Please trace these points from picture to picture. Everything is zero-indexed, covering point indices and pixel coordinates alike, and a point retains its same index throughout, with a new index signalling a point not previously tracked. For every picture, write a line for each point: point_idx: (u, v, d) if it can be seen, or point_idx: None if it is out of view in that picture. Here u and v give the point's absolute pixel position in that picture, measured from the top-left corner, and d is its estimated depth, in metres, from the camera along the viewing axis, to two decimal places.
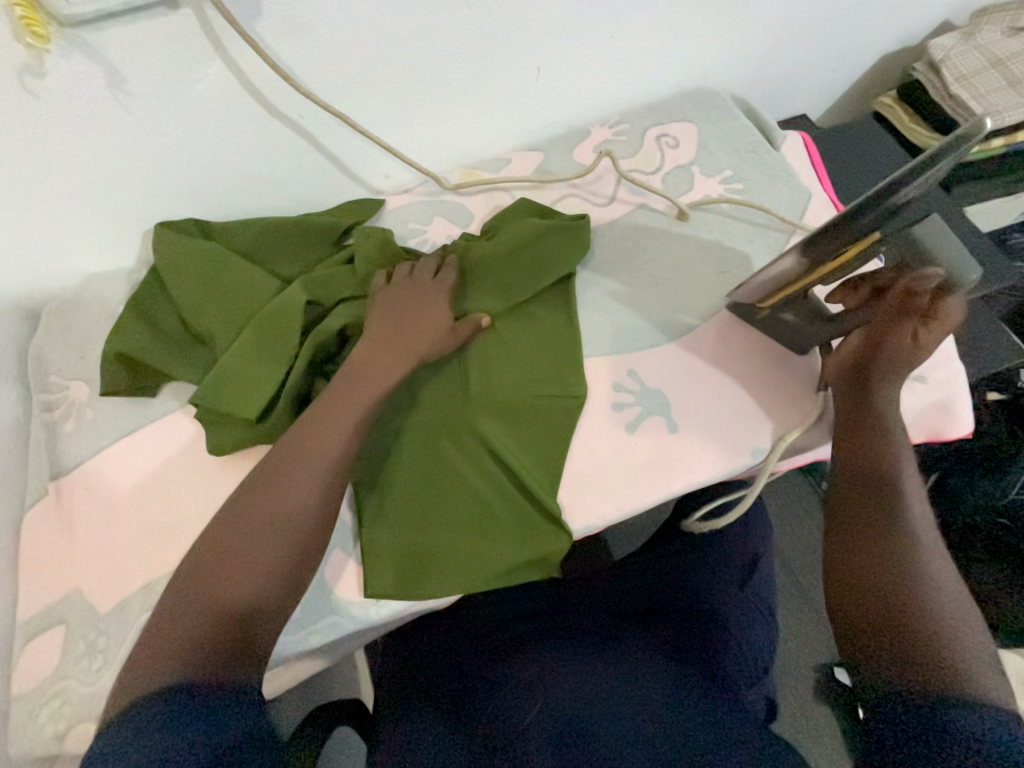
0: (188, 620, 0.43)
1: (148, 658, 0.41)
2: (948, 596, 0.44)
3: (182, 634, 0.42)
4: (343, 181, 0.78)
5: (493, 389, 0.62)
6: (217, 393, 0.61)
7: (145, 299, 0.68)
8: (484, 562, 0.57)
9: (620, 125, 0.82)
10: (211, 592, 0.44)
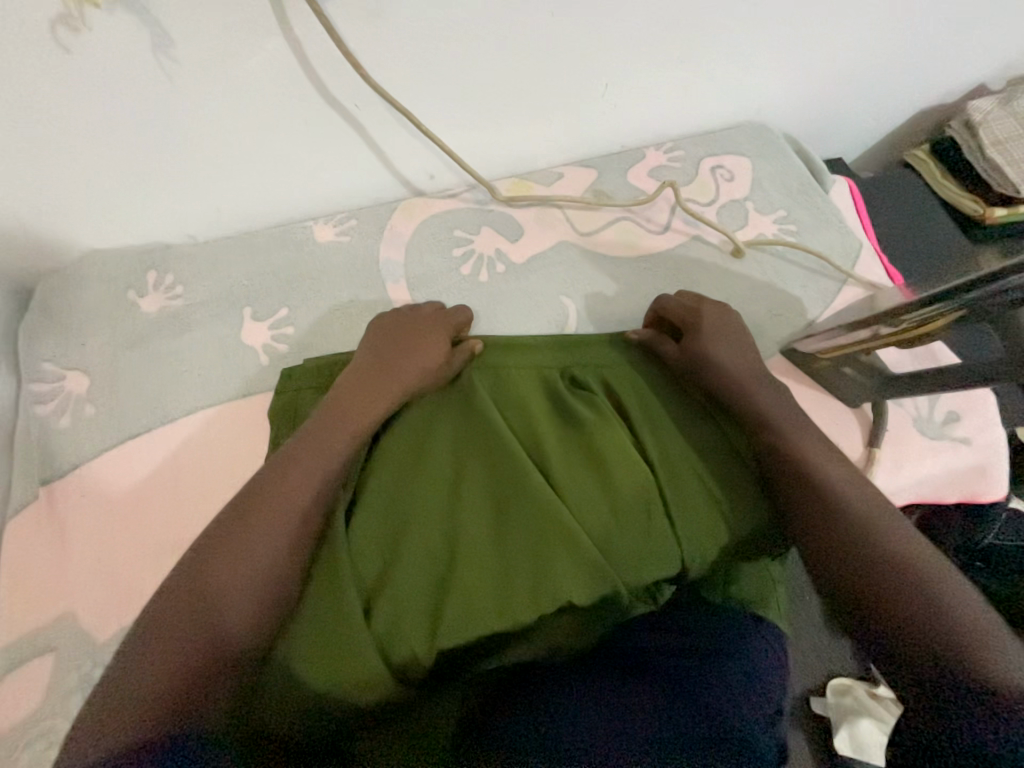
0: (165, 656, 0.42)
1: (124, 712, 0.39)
2: (913, 571, 0.43)
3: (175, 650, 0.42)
4: (385, 175, 0.73)
5: (538, 539, 0.54)
6: (379, 624, 0.51)
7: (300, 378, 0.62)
8: (614, 556, 0.54)
9: (675, 152, 0.81)
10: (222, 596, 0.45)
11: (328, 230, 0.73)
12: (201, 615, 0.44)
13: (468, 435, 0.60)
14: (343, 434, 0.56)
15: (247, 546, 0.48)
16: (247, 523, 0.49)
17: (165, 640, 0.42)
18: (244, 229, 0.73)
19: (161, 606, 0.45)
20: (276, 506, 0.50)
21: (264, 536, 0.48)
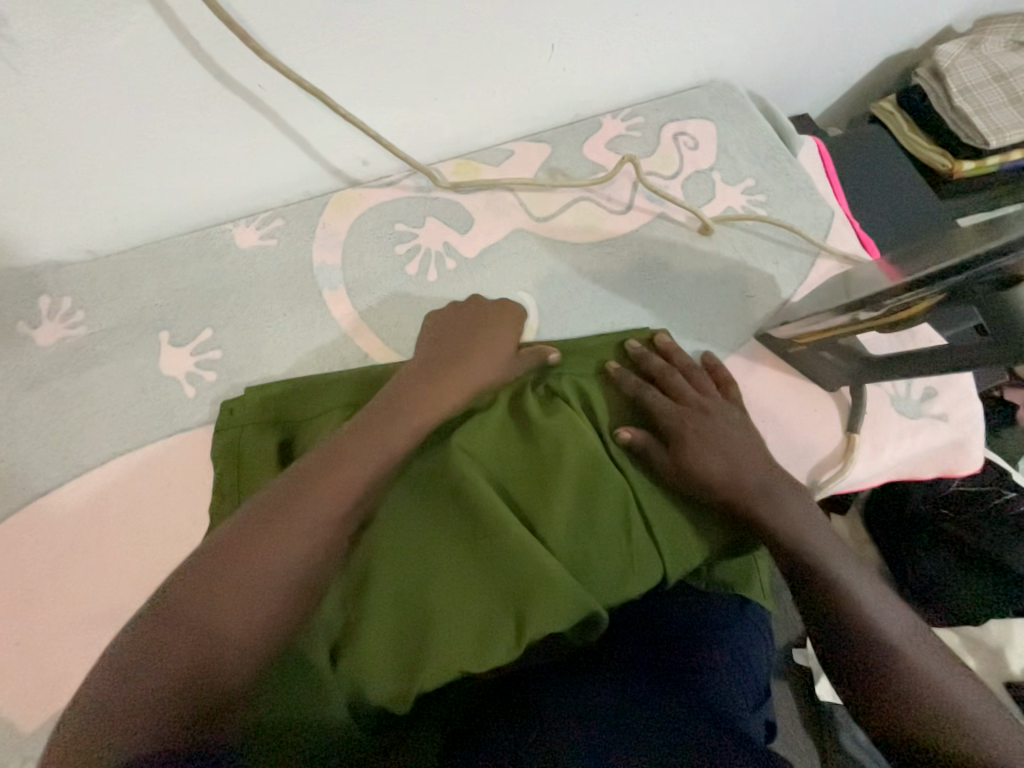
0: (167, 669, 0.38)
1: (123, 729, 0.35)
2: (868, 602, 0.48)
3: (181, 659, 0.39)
4: (310, 165, 0.64)
5: (512, 565, 0.50)
6: (347, 677, 0.46)
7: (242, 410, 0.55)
8: (594, 573, 0.51)
9: (633, 120, 0.75)
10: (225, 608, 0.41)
11: (251, 233, 0.64)
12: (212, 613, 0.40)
13: (430, 457, 0.55)
14: (405, 428, 0.51)
15: (273, 546, 0.43)
16: (272, 520, 0.44)
17: (170, 642, 0.39)
18: (152, 239, 0.64)
19: (174, 600, 0.41)
20: (305, 506, 0.45)
21: (293, 536, 0.44)
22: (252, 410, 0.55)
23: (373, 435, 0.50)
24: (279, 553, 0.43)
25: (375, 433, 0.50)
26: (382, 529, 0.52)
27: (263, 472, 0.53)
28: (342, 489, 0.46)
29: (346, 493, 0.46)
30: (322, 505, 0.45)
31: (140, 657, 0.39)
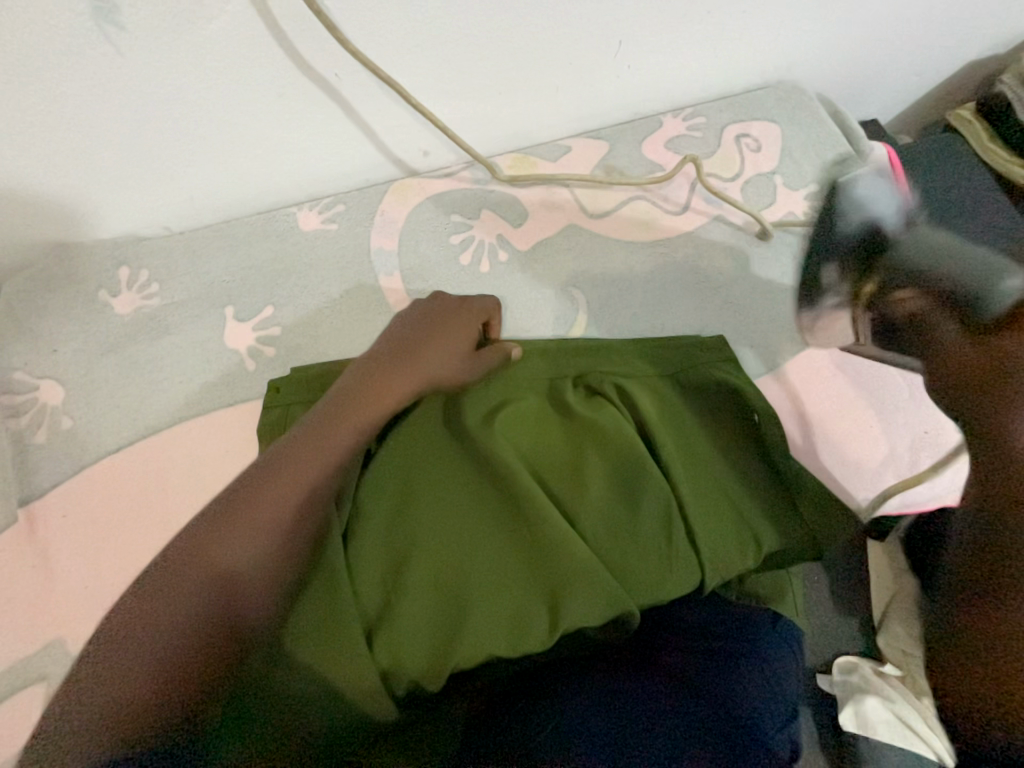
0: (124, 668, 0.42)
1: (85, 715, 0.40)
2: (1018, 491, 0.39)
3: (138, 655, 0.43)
4: (374, 154, 0.66)
5: (546, 555, 0.51)
6: (382, 650, 0.48)
7: (291, 390, 0.57)
8: (627, 570, 0.51)
9: (695, 120, 0.73)
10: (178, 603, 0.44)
11: (313, 217, 0.67)
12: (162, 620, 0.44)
13: (469, 442, 0.56)
14: (332, 436, 0.52)
15: (217, 553, 0.47)
16: (231, 518, 0.48)
17: (133, 642, 0.43)
18: (222, 219, 0.67)
19: (134, 602, 0.45)
20: (248, 512, 0.48)
21: (231, 550, 0.47)
22: (300, 394, 0.57)
23: (317, 440, 0.52)
24: (221, 562, 0.46)
25: (323, 436, 0.52)
26: (421, 507, 0.53)
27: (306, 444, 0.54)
28: (272, 498, 0.49)
29: (276, 503, 0.49)
30: (258, 517, 0.48)
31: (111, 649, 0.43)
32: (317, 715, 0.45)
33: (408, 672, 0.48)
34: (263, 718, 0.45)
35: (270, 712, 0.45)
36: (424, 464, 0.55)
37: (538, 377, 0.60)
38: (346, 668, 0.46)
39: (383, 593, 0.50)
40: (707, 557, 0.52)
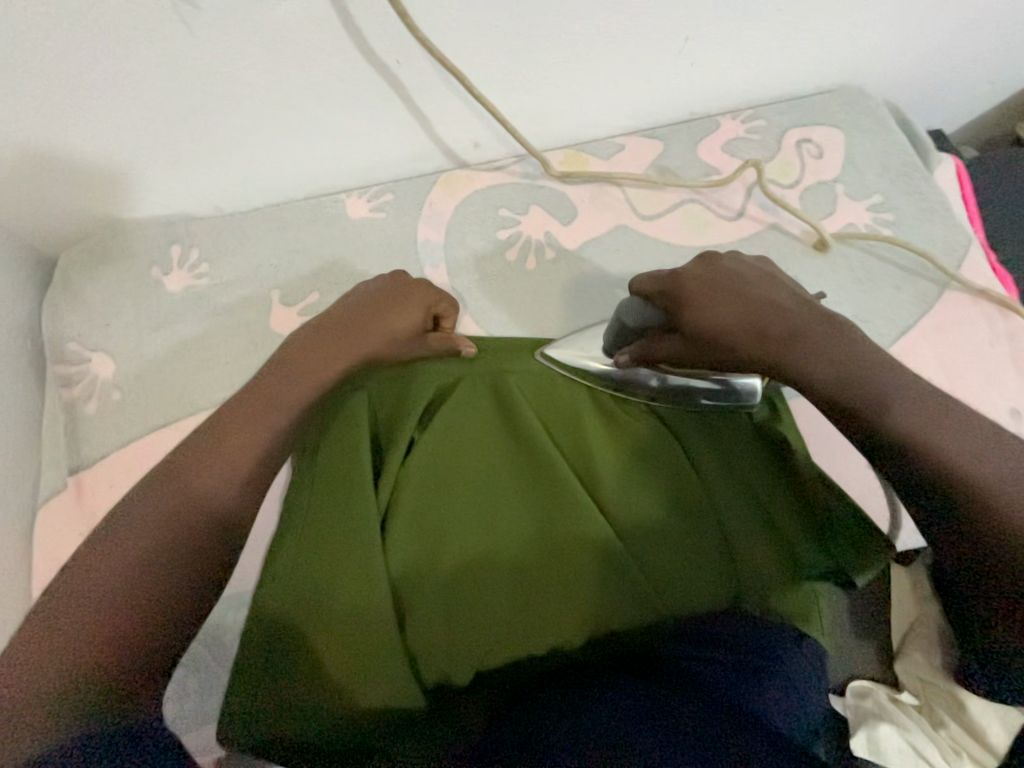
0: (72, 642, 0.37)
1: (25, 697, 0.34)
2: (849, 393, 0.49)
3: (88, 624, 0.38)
4: (426, 144, 0.66)
5: (572, 560, 0.53)
6: (415, 639, 0.50)
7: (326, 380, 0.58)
8: (654, 582, 0.52)
9: (754, 123, 0.71)
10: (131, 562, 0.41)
11: (361, 205, 0.67)
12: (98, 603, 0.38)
13: (502, 445, 0.57)
14: (287, 400, 0.53)
15: (179, 507, 0.44)
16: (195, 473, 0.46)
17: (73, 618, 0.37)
18: (272, 202, 0.68)
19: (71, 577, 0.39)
20: (212, 468, 0.46)
21: (173, 515, 0.43)
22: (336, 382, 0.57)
23: (267, 402, 0.52)
24: (166, 528, 0.42)
25: (271, 406, 0.52)
26: (454, 505, 0.54)
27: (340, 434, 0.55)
28: (214, 461, 0.46)
29: (219, 465, 0.46)
30: (221, 471, 0.47)
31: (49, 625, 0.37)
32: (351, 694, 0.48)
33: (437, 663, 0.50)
34: (301, 693, 0.48)
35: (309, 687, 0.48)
36: (455, 462, 0.56)
37: (570, 381, 0.59)
38: (378, 654, 0.49)
39: (413, 586, 0.52)
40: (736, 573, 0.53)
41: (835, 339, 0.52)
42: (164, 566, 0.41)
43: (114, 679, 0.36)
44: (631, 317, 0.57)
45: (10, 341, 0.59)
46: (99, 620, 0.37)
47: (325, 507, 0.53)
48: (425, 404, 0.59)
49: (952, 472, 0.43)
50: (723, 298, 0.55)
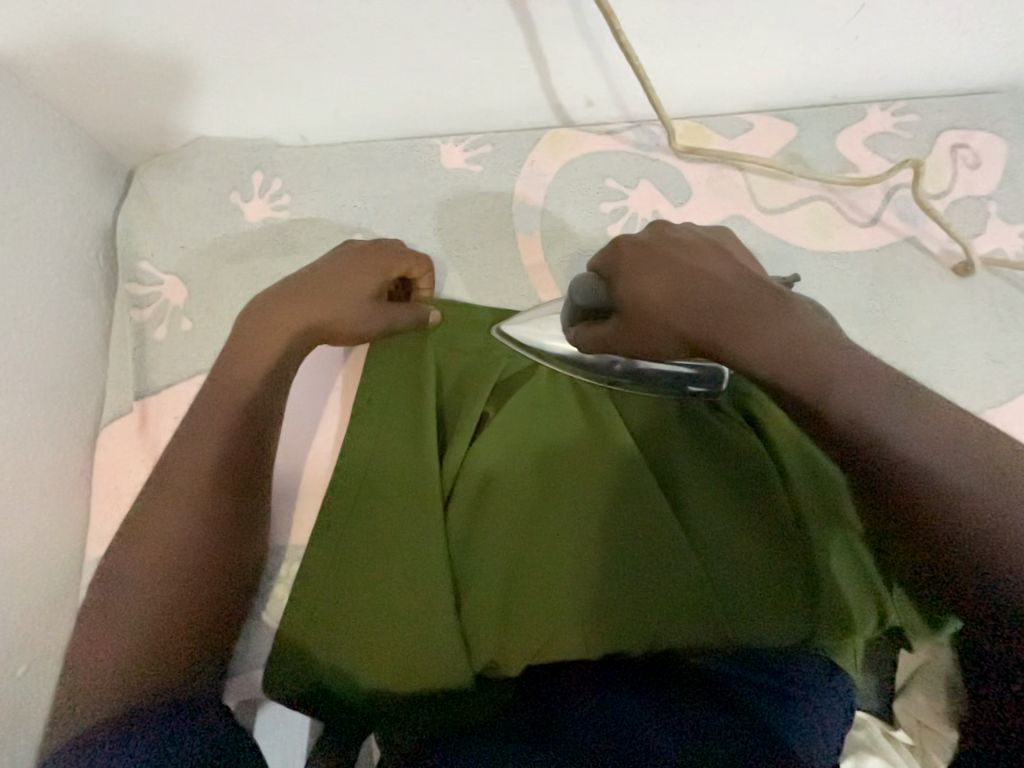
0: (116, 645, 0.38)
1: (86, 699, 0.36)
2: (854, 394, 0.39)
3: (133, 624, 0.39)
4: (536, 94, 0.59)
5: (635, 568, 0.49)
6: (465, 620, 0.49)
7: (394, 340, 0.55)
8: (728, 605, 0.48)
9: (906, 116, 0.62)
10: (159, 562, 0.41)
11: (456, 153, 0.61)
12: (133, 590, 0.40)
13: (573, 432, 0.53)
14: (263, 347, 0.49)
15: (180, 506, 0.43)
16: (183, 473, 0.44)
17: (119, 623, 0.39)
18: (361, 138, 0.63)
19: (110, 584, 0.40)
20: (204, 457, 0.44)
21: (177, 496, 0.43)
22: (406, 350, 0.55)
23: (259, 356, 0.49)
24: (173, 510, 0.42)
25: (255, 356, 0.49)
26: (517, 487, 0.52)
27: (408, 397, 0.54)
28: (201, 438, 0.45)
29: (208, 442, 0.45)
30: (205, 468, 0.44)
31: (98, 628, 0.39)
32: (401, 674, 0.47)
33: (488, 649, 0.48)
34: (352, 656, 0.47)
35: (359, 650, 0.47)
36: (522, 442, 0.53)
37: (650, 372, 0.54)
38: (429, 629, 0.47)
39: (468, 566, 0.50)
40: (831, 616, 0.46)
41: (764, 303, 0.43)
42: (184, 543, 0.42)
43: (163, 665, 0.38)
44: (581, 295, 0.49)
45: (85, 250, 0.57)
46: (139, 617, 0.39)
47: (376, 469, 0.52)
48: (500, 378, 0.56)
49: (908, 467, 0.36)
50: (661, 271, 0.46)
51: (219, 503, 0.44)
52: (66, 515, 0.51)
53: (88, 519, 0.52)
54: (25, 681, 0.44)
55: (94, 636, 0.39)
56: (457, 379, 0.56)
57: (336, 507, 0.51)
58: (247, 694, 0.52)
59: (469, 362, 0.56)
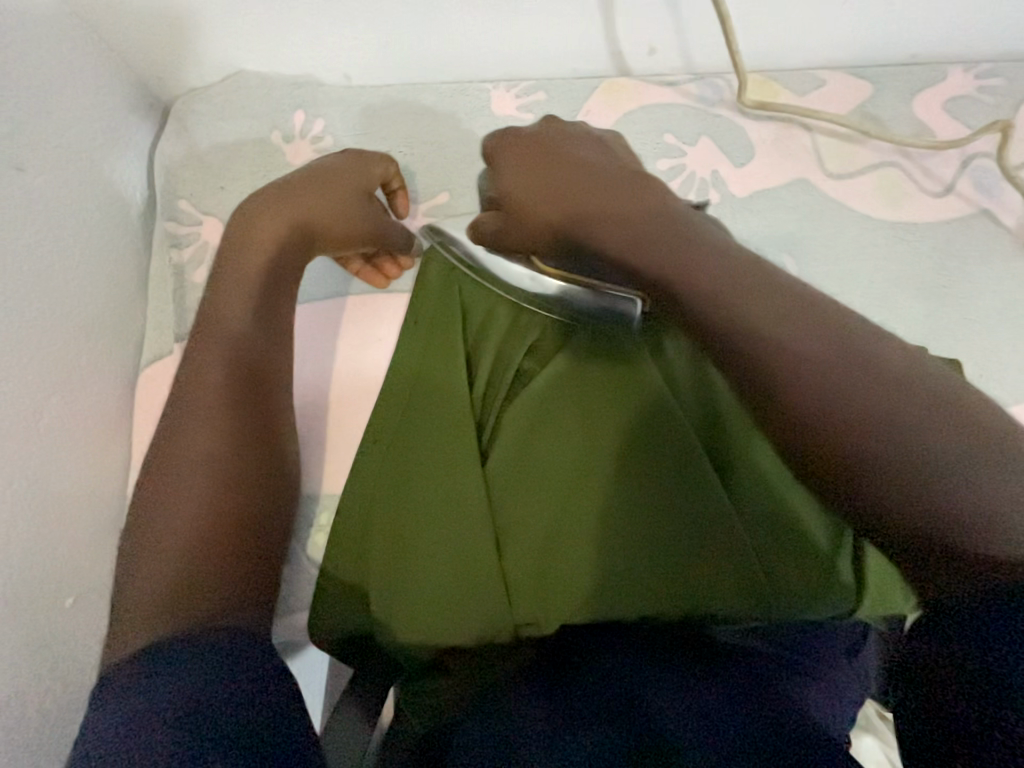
0: (150, 569, 0.38)
1: (125, 617, 0.36)
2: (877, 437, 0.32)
3: (164, 550, 0.39)
4: (597, 37, 0.55)
5: (677, 533, 0.48)
6: (501, 576, 0.48)
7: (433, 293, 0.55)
8: (769, 574, 0.47)
9: (993, 77, 0.58)
10: (182, 489, 0.41)
11: (508, 100, 0.58)
12: (175, 510, 0.40)
13: (617, 393, 0.51)
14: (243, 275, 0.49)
15: (196, 433, 0.43)
16: (193, 403, 0.44)
17: (150, 548, 0.39)
18: (406, 78, 0.59)
19: (145, 516, 0.41)
20: (206, 379, 0.45)
21: (210, 430, 0.43)
22: (449, 301, 0.55)
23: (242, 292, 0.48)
24: (200, 437, 0.43)
25: (247, 285, 0.49)
26: (557, 444, 0.51)
27: (449, 344, 0.54)
28: (209, 348, 0.46)
29: (220, 354, 0.46)
30: (210, 389, 0.45)
31: (136, 558, 0.39)
32: (435, 623, 0.47)
33: (523, 606, 0.48)
34: (388, 604, 0.48)
35: (395, 598, 0.48)
36: (565, 400, 0.52)
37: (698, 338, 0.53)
38: (466, 579, 0.48)
39: (506, 521, 0.50)
40: (866, 585, 0.47)
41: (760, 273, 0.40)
42: (218, 473, 0.42)
43: (195, 585, 0.38)
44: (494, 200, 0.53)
45: (122, 184, 0.55)
46: (172, 541, 0.39)
47: (417, 418, 0.52)
48: (543, 337, 0.54)
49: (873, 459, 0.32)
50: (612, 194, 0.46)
51: (242, 427, 0.45)
52: (108, 454, 0.51)
53: (129, 459, 0.53)
54: (74, 612, 0.45)
55: (134, 563, 0.39)
56: (497, 335, 0.54)
57: (378, 453, 0.52)
58: (287, 636, 0.53)
59: (511, 314, 0.55)
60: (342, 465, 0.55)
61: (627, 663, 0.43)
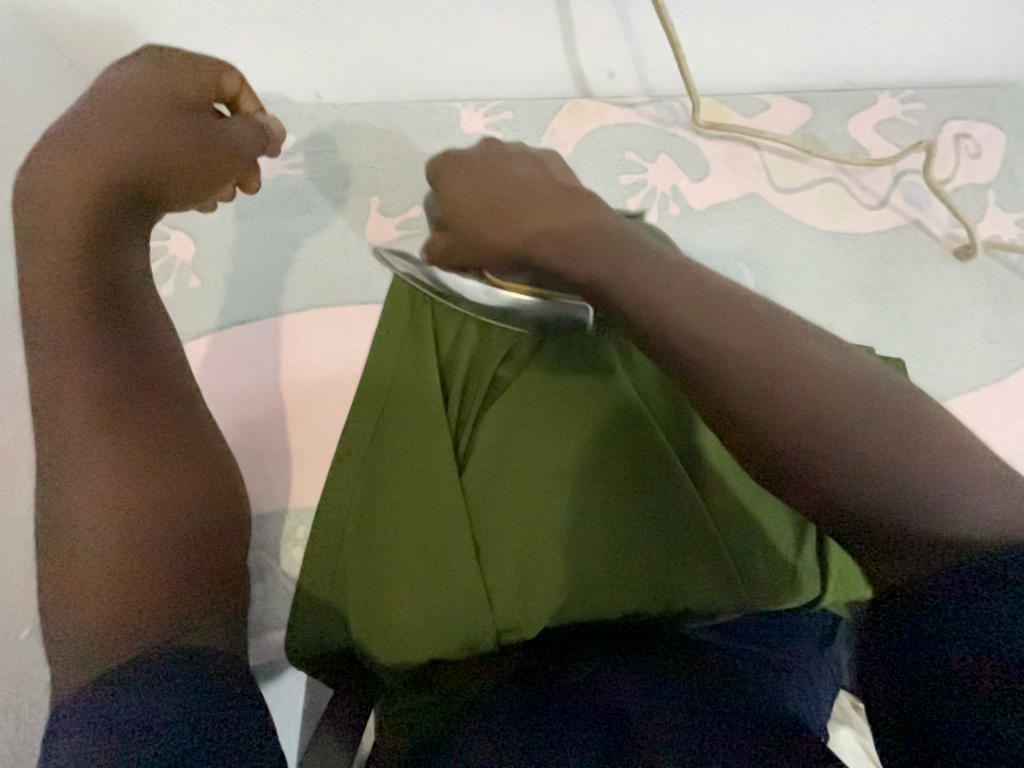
0: (88, 601, 0.35)
1: (69, 656, 0.34)
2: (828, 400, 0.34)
3: (93, 581, 0.36)
4: (558, 61, 0.59)
5: (649, 529, 0.50)
6: (480, 582, 0.49)
7: (408, 303, 0.56)
8: (736, 564, 0.49)
9: (916, 103, 0.64)
10: (95, 510, 0.38)
11: (476, 119, 0.60)
12: (96, 536, 0.37)
13: (590, 397, 0.53)
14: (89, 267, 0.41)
15: (85, 448, 0.39)
16: (65, 410, 0.39)
17: (81, 579, 0.36)
18: (376, 96, 0.61)
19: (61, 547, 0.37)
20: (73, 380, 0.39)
21: (106, 439, 0.39)
22: (424, 311, 0.55)
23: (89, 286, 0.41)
24: (96, 471, 0.38)
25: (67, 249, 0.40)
26: (532, 448, 0.52)
27: (425, 352, 0.54)
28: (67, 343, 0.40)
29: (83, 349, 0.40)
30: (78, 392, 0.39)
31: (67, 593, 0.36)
32: (415, 633, 0.47)
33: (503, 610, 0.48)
34: (367, 617, 0.48)
35: (374, 611, 0.48)
36: (539, 404, 0.53)
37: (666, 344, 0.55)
38: (444, 586, 0.48)
39: (484, 526, 0.50)
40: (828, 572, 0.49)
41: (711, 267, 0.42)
42: (126, 486, 0.39)
43: (136, 608, 0.36)
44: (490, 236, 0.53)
45: None
46: (102, 568, 0.36)
47: (393, 427, 0.52)
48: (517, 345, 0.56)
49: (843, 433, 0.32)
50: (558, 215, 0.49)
51: (156, 438, 0.41)
52: None
53: None
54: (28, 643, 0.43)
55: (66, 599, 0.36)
56: (472, 343, 0.55)
57: (354, 464, 0.51)
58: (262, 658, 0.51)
59: (486, 322, 0.56)
60: (317, 478, 0.55)
61: (605, 668, 0.44)
